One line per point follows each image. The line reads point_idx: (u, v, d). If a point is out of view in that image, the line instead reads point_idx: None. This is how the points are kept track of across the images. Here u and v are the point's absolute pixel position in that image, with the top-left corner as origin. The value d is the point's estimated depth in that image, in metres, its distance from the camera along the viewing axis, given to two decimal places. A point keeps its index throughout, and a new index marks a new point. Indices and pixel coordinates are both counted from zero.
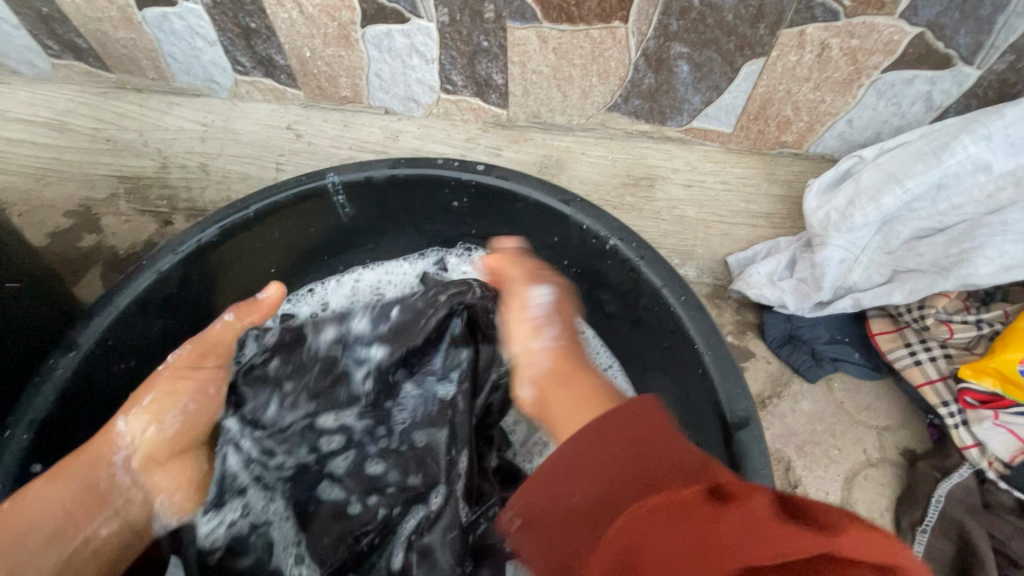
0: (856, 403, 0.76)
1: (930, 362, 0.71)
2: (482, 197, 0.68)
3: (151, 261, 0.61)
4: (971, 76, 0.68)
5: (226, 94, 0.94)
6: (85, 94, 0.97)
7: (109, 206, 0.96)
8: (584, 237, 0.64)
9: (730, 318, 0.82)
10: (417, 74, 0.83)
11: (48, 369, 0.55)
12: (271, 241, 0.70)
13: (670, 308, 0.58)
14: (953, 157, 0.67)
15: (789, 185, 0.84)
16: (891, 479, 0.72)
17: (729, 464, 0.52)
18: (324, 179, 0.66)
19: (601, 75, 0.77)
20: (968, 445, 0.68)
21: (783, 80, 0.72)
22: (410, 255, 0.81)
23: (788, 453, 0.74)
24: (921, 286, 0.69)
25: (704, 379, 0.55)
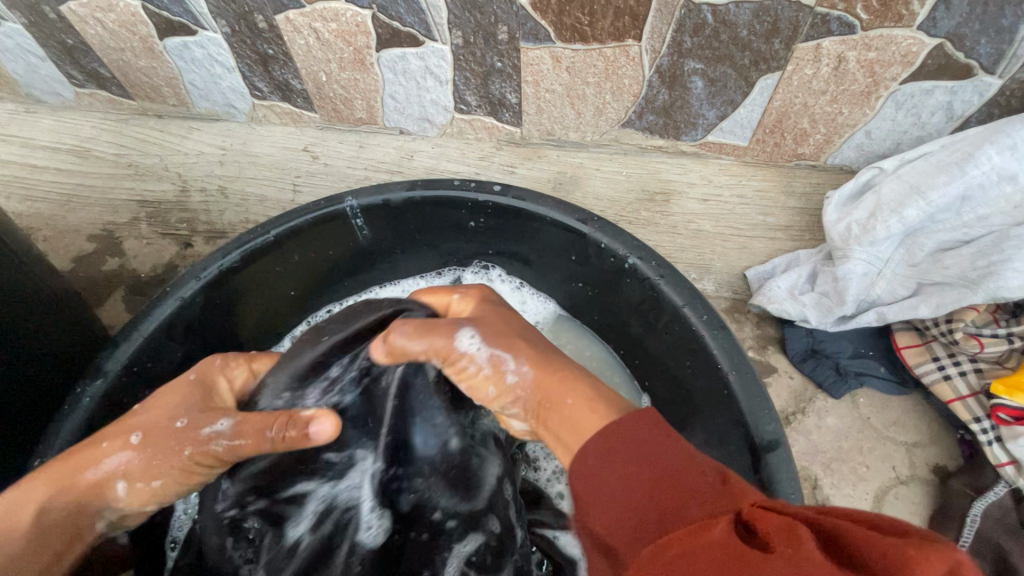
0: (883, 419, 0.75)
1: (959, 377, 0.69)
2: (499, 217, 0.69)
3: (175, 288, 0.62)
4: (993, 85, 0.66)
5: (243, 118, 0.96)
6: (107, 121, 1.00)
7: (131, 230, 0.97)
8: (603, 257, 0.64)
9: (750, 332, 0.81)
10: (431, 95, 0.84)
11: (76, 397, 0.56)
12: (291, 265, 0.71)
13: (692, 328, 0.57)
14: (976, 168, 0.66)
15: (806, 197, 0.83)
16: (922, 497, 0.70)
17: (759, 488, 0.51)
18: (343, 203, 0.67)
19: (614, 92, 0.77)
20: (1003, 462, 0.65)
21: (800, 93, 0.72)
22: (427, 275, 0.81)
23: (815, 471, 0.72)
24: (948, 300, 0.67)
25: (730, 400, 0.54)
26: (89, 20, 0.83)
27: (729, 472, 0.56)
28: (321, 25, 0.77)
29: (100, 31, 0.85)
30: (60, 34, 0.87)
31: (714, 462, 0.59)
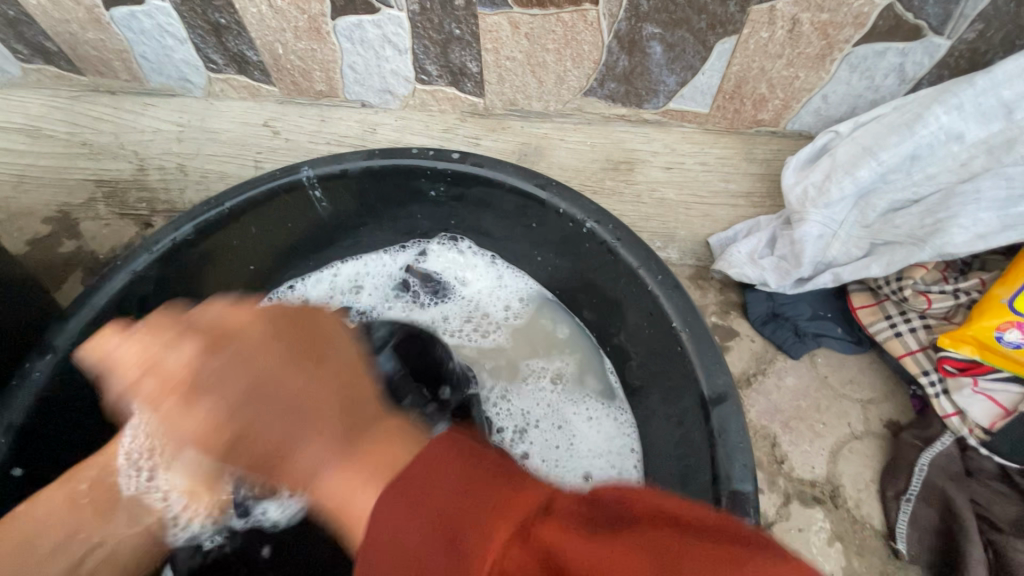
0: (839, 377, 0.77)
1: (910, 333, 0.72)
2: (459, 185, 0.68)
3: (125, 262, 0.61)
4: (942, 46, 0.67)
5: (201, 94, 0.92)
6: (57, 98, 0.94)
7: (88, 210, 0.99)
8: (561, 221, 0.64)
9: (713, 298, 0.83)
10: (391, 65, 0.83)
11: (26, 372, 0.55)
12: (249, 238, 0.69)
13: (647, 288, 0.58)
14: (925, 128, 0.66)
15: (767, 164, 0.84)
16: (876, 451, 0.73)
17: (709, 440, 0.52)
18: (299, 172, 0.66)
19: (575, 59, 0.77)
20: (949, 413, 0.68)
21: (757, 57, 0.72)
22: (392, 248, 0.81)
23: (774, 429, 0.74)
24: (898, 259, 0.70)
25: (683, 357, 0.55)
26: None
27: (684, 427, 0.57)
28: None
29: (42, 0, 0.81)
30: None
31: (672, 419, 0.60)
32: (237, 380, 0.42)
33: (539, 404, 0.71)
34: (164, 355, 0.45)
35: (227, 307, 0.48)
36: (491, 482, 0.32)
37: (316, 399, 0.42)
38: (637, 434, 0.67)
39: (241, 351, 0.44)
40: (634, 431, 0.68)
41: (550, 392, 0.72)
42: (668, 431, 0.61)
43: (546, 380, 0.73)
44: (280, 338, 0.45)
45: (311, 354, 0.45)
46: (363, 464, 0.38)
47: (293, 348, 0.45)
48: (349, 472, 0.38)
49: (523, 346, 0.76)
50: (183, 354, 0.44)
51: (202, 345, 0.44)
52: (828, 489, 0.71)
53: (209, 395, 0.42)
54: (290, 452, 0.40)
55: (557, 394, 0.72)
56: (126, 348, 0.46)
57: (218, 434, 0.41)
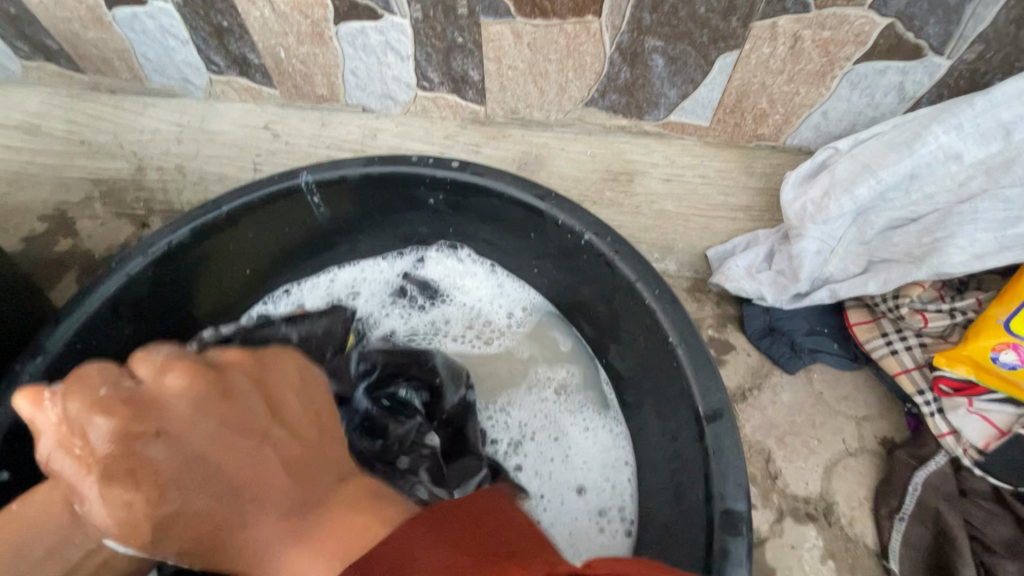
0: (835, 394, 0.77)
1: (905, 351, 0.72)
2: (457, 194, 0.68)
3: (120, 264, 0.60)
4: (942, 66, 0.68)
5: (201, 94, 0.92)
6: (57, 96, 0.94)
7: (85, 209, 0.97)
8: (559, 232, 0.64)
9: (710, 311, 0.83)
10: (393, 71, 0.83)
11: (15, 374, 0.54)
12: (246, 242, 0.69)
13: (644, 302, 0.58)
14: (926, 147, 0.66)
15: (767, 178, 0.84)
16: (870, 468, 0.73)
17: (703, 456, 0.52)
18: (298, 178, 0.66)
19: (577, 70, 0.77)
20: (943, 433, 0.68)
21: (758, 72, 0.72)
22: (389, 255, 0.81)
23: (769, 444, 0.74)
24: (895, 277, 0.70)
25: (678, 372, 0.55)
26: None
27: (678, 442, 0.57)
28: None
29: None
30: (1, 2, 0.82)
31: (666, 434, 0.60)
32: (200, 433, 0.35)
33: (536, 416, 0.71)
34: (71, 412, 0.34)
35: (162, 360, 0.38)
36: (521, 530, 0.35)
37: (272, 472, 0.35)
38: (631, 446, 0.68)
39: (241, 380, 0.39)
40: (628, 443, 0.68)
41: (548, 402, 0.72)
42: (663, 445, 0.61)
43: (546, 390, 0.73)
44: (235, 384, 0.38)
45: (270, 402, 0.39)
46: (319, 540, 0.34)
47: (253, 412, 0.37)
48: (310, 553, 0.33)
49: (521, 352, 0.76)
50: (139, 381, 0.36)
51: (193, 370, 0.37)
52: (821, 506, 0.71)
53: (166, 452, 0.33)
54: (243, 526, 0.34)
55: (555, 404, 0.72)
56: (47, 414, 0.35)
57: (133, 508, 0.32)
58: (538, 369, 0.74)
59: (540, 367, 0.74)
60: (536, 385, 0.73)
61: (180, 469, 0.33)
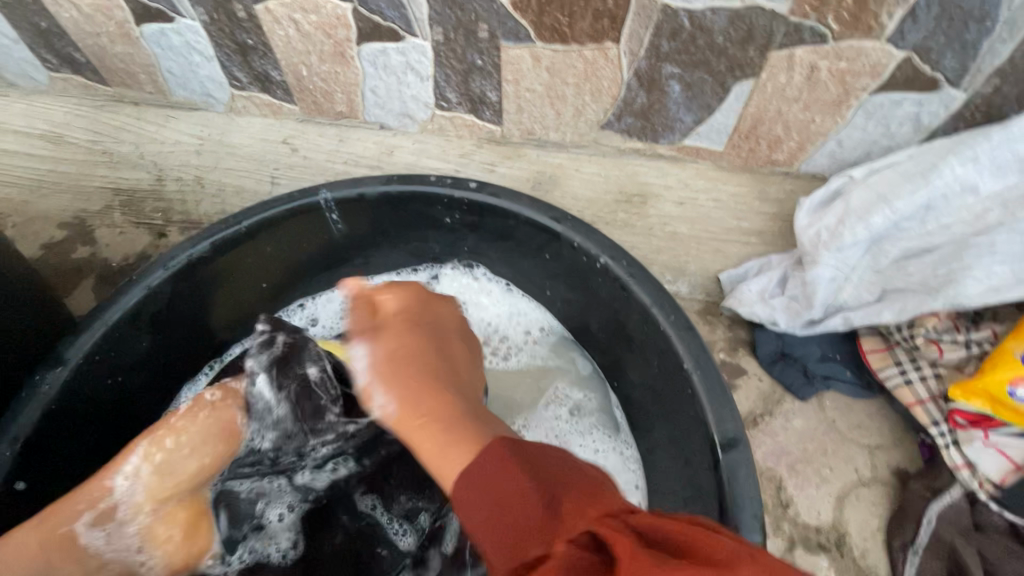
0: (847, 421, 0.77)
1: (920, 382, 0.71)
2: (474, 214, 0.69)
3: (141, 276, 0.61)
4: (958, 98, 0.68)
5: (223, 108, 0.95)
6: (82, 107, 0.97)
7: (104, 218, 0.97)
8: (575, 255, 0.65)
9: (722, 334, 0.83)
10: (412, 91, 0.84)
11: (35, 384, 0.55)
12: (263, 256, 0.70)
13: (660, 327, 0.58)
14: (941, 178, 0.68)
15: (780, 203, 0.84)
16: (882, 500, 0.72)
17: (718, 486, 0.51)
18: (317, 196, 0.67)
19: (594, 93, 0.78)
20: (958, 465, 0.67)
21: (774, 100, 0.73)
22: (404, 271, 0.81)
23: (780, 472, 0.73)
24: (910, 306, 0.70)
25: (694, 400, 0.55)
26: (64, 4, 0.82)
27: (692, 470, 0.57)
28: (301, 17, 0.76)
29: (75, 14, 0.83)
30: (33, 16, 0.85)
31: (680, 461, 0.59)
32: (396, 344, 0.57)
33: (548, 436, 0.71)
34: (365, 299, 0.63)
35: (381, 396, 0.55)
36: (583, 490, 0.40)
37: (456, 400, 0.53)
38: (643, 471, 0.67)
39: (393, 334, 0.58)
40: (640, 469, 0.67)
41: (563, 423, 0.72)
42: (676, 470, 0.61)
43: (562, 410, 0.73)
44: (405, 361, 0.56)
45: (451, 375, 0.56)
46: (470, 434, 0.49)
47: (445, 361, 0.57)
48: (457, 448, 0.47)
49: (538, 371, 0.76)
50: (390, 304, 0.61)
51: (401, 298, 0.62)
52: (833, 536, 0.70)
53: (389, 363, 0.56)
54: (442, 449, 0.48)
55: (570, 426, 0.71)
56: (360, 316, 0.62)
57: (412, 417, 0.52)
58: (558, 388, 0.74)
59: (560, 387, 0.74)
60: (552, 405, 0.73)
61: (402, 364, 0.56)
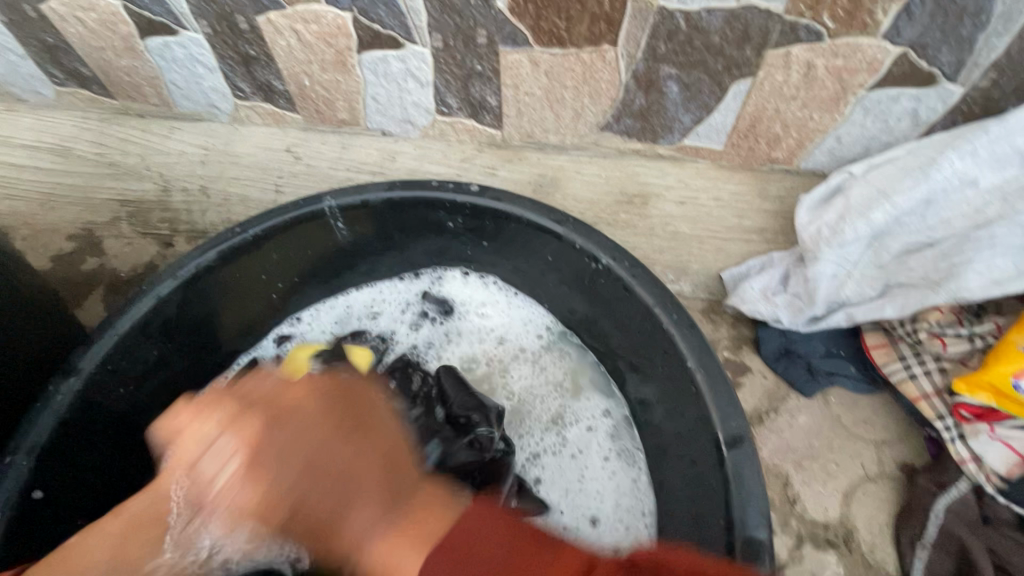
0: (852, 417, 0.77)
1: (924, 375, 0.71)
2: (477, 217, 0.69)
3: (150, 286, 0.62)
4: (955, 92, 0.68)
5: (226, 119, 0.94)
6: (88, 120, 0.96)
7: (111, 229, 1.04)
8: (578, 257, 0.65)
9: (726, 332, 0.84)
10: (412, 97, 0.85)
11: (48, 395, 0.55)
12: (272, 264, 0.71)
13: (662, 326, 0.59)
14: (940, 172, 0.67)
15: (780, 200, 0.85)
16: (890, 494, 0.72)
17: (724, 483, 0.52)
18: (322, 203, 0.67)
19: (592, 96, 0.79)
20: (965, 459, 0.67)
21: (772, 98, 0.73)
22: (405, 275, 0.82)
23: (786, 468, 0.74)
24: (913, 301, 0.70)
25: (697, 398, 0.55)
26: (69, 19, 0.83)
27: (698, 468, 0.57)
28: (302, 27, 0.77)
29: (80, 29, 0.84)
30: (40, 33, 0.85)
31: (686, 458, 0.59)
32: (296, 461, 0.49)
33: (571, 453, 0.71)
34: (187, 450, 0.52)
35: (282, 382, 0.55)
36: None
37: (363, 470, 0.49)
38: (648, 477, 0.67)
39: (297, 421, 0.51)
40: (644, 477, 0.68)
41: (581, 423, 0.73)
42: (682, 471, 0.61)
43: (589, 429, 0.72)
44: (337, 413, 0.53)
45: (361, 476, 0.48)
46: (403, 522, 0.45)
47: (342, 419, 0.52)
48: (395, 538, 0.44)
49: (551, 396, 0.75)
50: (254, 430, 0.50)
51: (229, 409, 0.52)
52: (841, 532, 0.70)
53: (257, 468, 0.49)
54: (340, 519, 0.47)
55: (587, 424, 0.72)
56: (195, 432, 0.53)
57: (275, 503, 0.49)
58: (576, 406, 0.74)
59: (579, 405, 0.74)
60: (572, 418, 0.73)
61: (286, 468, 0.49)
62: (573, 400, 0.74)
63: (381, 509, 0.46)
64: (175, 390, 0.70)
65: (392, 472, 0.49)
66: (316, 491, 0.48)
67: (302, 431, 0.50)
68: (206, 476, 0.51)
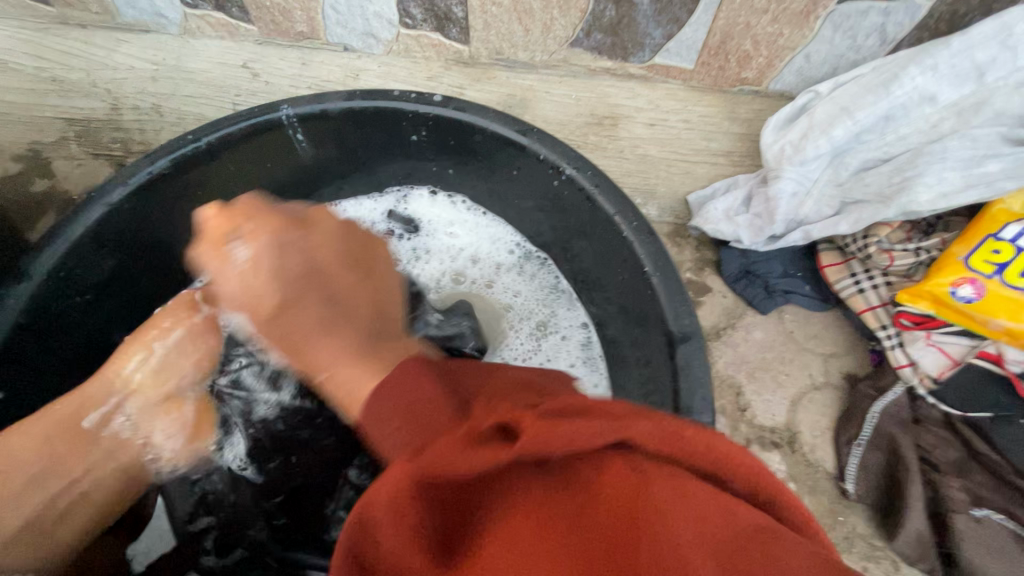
0: (804, 332, 0.81)
1: (872, 289, 0.75)
2: (441, 129, 0.68)
3: (101, 193, 0.60)
4: (922, 6, 0.68)
5: (176, 30, 0.89)
6: (24, 29, 0.89)
7: (60, 149, 0.95)
8: (542, 168, 0.65)
9: (690, 255, 0.85)
10: (375, 6, 0.81)
11: (2, 298, 0.55)
12: (230, 177, 0.69)
13: (621, 233, 0.60)
14: (901, 89, 0.68)
15: (748, 123, 0.85)
16: (833, 401, 0.77)
17: (673, 376, 0.54)
18: (278, 111, 0.65)
19: (562, 7, 0.76)
20: (902, 364, 0.72)
21: (742, 12, 0.72)
22: (371, 194, 0.81)
23: (740, 379, 0.78)
24: (865, 216, 0.72)
25: (653, 300, 0.57)
26: None
27: (652, 368, 0.59)
28: None
29: None
30: None
31: (641, 362, 0.62)
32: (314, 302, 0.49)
33: (535, 363, 0.73)
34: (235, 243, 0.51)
35: (312, 207, 0.57)
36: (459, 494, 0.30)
37: (357, 299, 0.50)
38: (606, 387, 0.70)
39: (325, 248, 0.53)
40: (603, 385, 0.70)
41: (556, 335, 0.74)
42: (637, 374, 0.64)
43: (562, 345, 0.74)
44: (349, 239, 0.55)
45: (350, 310, 0.49)
46: (374, 362, 0.45)
47: (360, 265, 0.54)
48: (362, 366, 0.44)
49: (527, 310, 0.76)
50: (247, 245, 0.51)
51: (279, 228, 0.52)
52: (785, 435, 0.75)
53: (291, 252, 0.51)
54: (311, 342, 0.47)
55: (561, 336, 0.74)
56: (219, 218, 0.53)
57: (261, 301, 0.50)
58: (556, 319, 0.75)
59: (560, 318, 0.75)
60: (553, 330, 0.75)
61: (281, 269, 0.51)
62: (553, 316, 0.75)
63: (361, 338, 0.47)
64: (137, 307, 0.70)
65: (381, 320, 0.50)
66: (300, 311, 0.49)
67: (343, 234, 0.55)
68: (222, 262, 0.52)
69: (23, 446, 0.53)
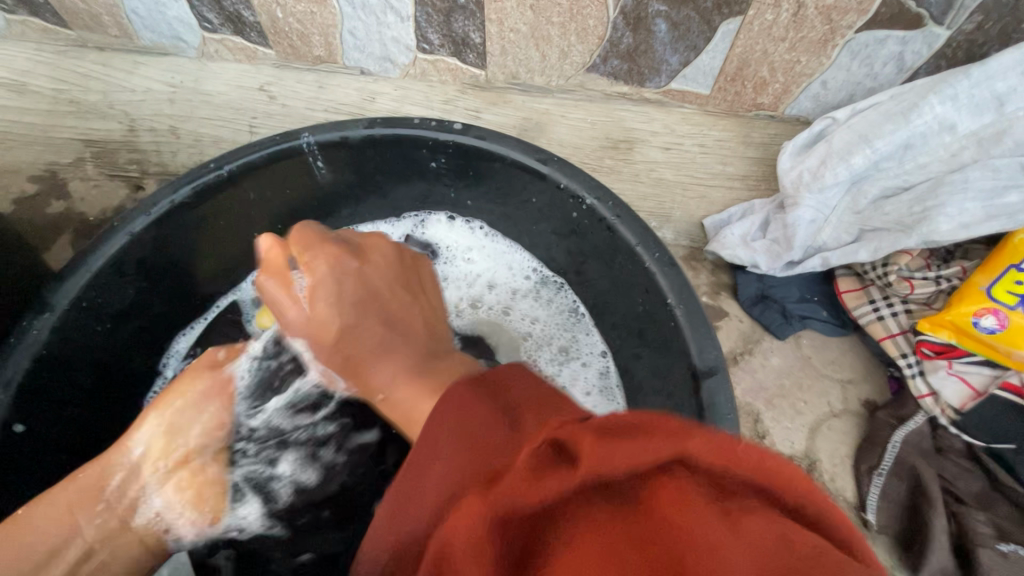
0: (822, 358, 0.80)
1: (892, 317, 0.75)
2: (460, 157, 0.68)
3: (123, 222, 0.60)
4: (941, 36, 0.68)
5: (194, 53, 0.90)
6: (42, 53, 0.91)
7: (77, 170, 0.96)
8: (562, 197, 0.65)
9: (705, 278, 0.85)
10: (392, 32, 0.81)
11: (22, 329, 0.54)
12: (249, 204, 0.69)
13: (644, 265, 0.59)
14: (921, 117, 0.67)
15: (763, 148, 0.85)
16: (853, 429, 0.76)
17: (698, 411, 0.54)
18: (299, 139, 0.65)
19: (579, 34, 0.76)
20: (923, 394, 0.72)
21: (760, 40, 0.72)
22: (389, 219, 0.81)
23: (758, 406, 0.77)
24: (885, 245, 0.72)
25: (676, 332, 0.57)
26: None
27: (674, 401, 0.59)
28: None
29: None
30: None
31: (662, 393, 0.62)
32: None
33: (552, 390, 0.73)
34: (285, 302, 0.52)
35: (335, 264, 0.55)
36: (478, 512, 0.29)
37: None
38: (625, 415, 0.69)
39: None
40: (622, 414, 0.70)
41: (575, 362, 0.74)
42: (658, 405, 0.63)
43: (579, 370, 0.73)
44: None
45: None
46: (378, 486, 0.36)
47: None
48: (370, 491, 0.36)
49: (544, 335, 0.76)
50: None
51: None
52: (804, 463, 0.74)
53: None
54: None
55: (579, 364, 0.74)
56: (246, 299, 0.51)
57: None
58: (573, 345, 0.75)
59: (577, 344, 0.75)
60: (571, 357, 0.74)
61: None
62: (571, 342, 0.75)
63: None
64: (153, 333, 0.69)
65: None
66: None
67: None
68: None
69: (45, 517, 0.47)
